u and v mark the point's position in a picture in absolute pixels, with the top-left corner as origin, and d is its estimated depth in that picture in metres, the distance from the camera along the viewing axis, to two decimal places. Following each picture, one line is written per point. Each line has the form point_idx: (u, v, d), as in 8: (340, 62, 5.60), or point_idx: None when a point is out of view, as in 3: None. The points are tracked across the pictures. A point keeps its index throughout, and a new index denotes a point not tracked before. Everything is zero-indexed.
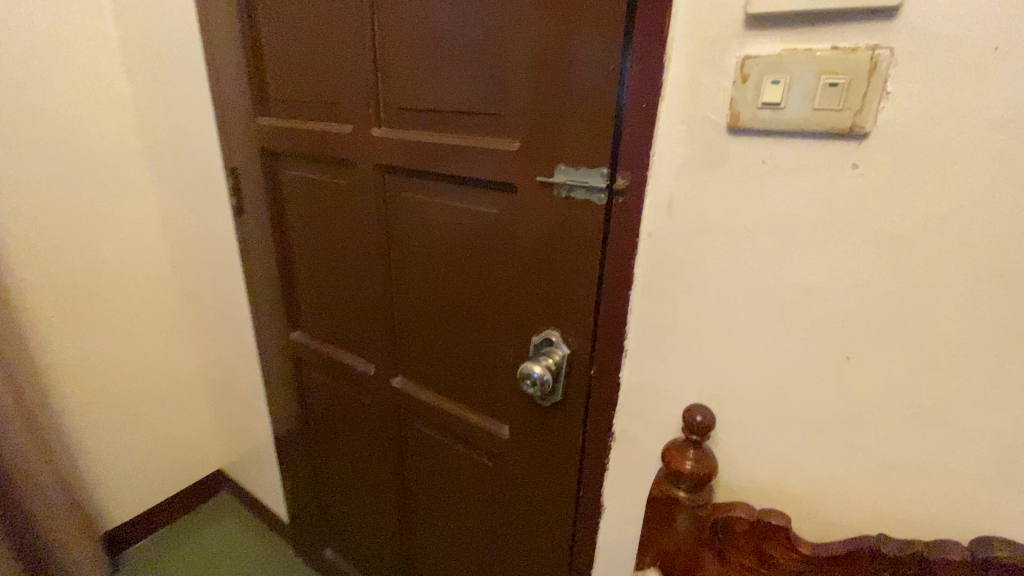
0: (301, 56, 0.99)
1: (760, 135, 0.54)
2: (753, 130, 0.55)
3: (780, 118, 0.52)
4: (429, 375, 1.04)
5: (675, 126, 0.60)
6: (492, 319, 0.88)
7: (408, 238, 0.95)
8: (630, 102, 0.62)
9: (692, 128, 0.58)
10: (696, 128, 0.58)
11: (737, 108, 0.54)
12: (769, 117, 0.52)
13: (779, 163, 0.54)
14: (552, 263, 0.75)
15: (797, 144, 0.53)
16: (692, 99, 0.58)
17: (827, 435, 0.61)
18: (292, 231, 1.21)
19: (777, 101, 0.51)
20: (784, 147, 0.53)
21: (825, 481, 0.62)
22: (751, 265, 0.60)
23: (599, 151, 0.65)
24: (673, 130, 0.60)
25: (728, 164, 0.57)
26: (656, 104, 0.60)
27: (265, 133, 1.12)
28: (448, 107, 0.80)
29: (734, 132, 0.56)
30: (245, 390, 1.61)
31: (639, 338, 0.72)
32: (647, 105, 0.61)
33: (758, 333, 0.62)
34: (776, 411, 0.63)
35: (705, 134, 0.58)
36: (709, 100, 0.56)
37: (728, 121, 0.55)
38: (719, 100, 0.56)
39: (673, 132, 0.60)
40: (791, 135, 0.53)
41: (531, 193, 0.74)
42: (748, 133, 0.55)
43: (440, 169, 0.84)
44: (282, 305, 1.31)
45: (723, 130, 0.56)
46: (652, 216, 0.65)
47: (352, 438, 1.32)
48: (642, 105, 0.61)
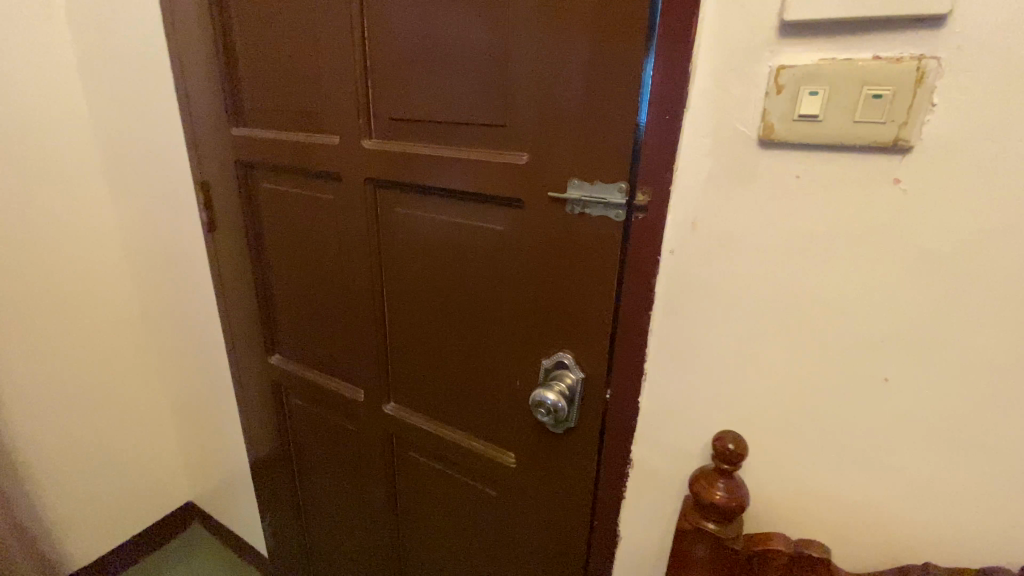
0: (280, 63, 0.92)
1: (794, 148, 0.52)
2: (787, 143, 0.52)
3: (818, 132, 0.49)
4: (425, 400, 0.98)
5: (700, 140, 0.57)
6: (495, 342, 0.83)
7: (401, 256, 0.89)
8: (652, 114, 0.58)
9: (720, 141, 0.55)
10: (725, 142, 0.55)
11: (770, 120, 0.51)
12: (805, 130, 0.50)
13: (814, 178, 0.52)
14: (563, 282, 0.71)
15: (834, 158, 0.50)
16: (719, 111, 0.55)
17: (863, 461, 0.58)
18: (270, 248, 1.12)
19: (815, 113, 0.49)
20: (820, 162, 0.51)
21: (859, 507, 0.60)
22: (782, 285, 0.57)
23: (616, 166, 0.61)
24: (698, 143, 0.57)
25: (758, 180, 0.54)
26: (680, 116, 0.57)
27: (239, 145, 1.04)
28: (447, 118, 0.75)
29: (765, 145, 0.53)
30: (218, 417, 1.50)
31: (659, 361, 0.68)
32: (671, 117, 0.57)
33: (789, 356, 0.59)
34: (808, 437, 0.60)
35: (733, 148, 0.55)
36: (738, 112, 0.54)
37: (760, 133, 0.52)
38: (749, 112, 0.53)
39: (698, 145, 0.57)
40: (828, 149, 0.50)
41: (540, 209, 0.69)
42: (781, 146, 0.52)
43: (438, 183, 0.78)
44: (259, 328, 1.22)
45: (754, 144, 0.54)
46: (674, 233, 0.61)
47: (339, 466, 1.24)
48: (664, 117, 0.57)
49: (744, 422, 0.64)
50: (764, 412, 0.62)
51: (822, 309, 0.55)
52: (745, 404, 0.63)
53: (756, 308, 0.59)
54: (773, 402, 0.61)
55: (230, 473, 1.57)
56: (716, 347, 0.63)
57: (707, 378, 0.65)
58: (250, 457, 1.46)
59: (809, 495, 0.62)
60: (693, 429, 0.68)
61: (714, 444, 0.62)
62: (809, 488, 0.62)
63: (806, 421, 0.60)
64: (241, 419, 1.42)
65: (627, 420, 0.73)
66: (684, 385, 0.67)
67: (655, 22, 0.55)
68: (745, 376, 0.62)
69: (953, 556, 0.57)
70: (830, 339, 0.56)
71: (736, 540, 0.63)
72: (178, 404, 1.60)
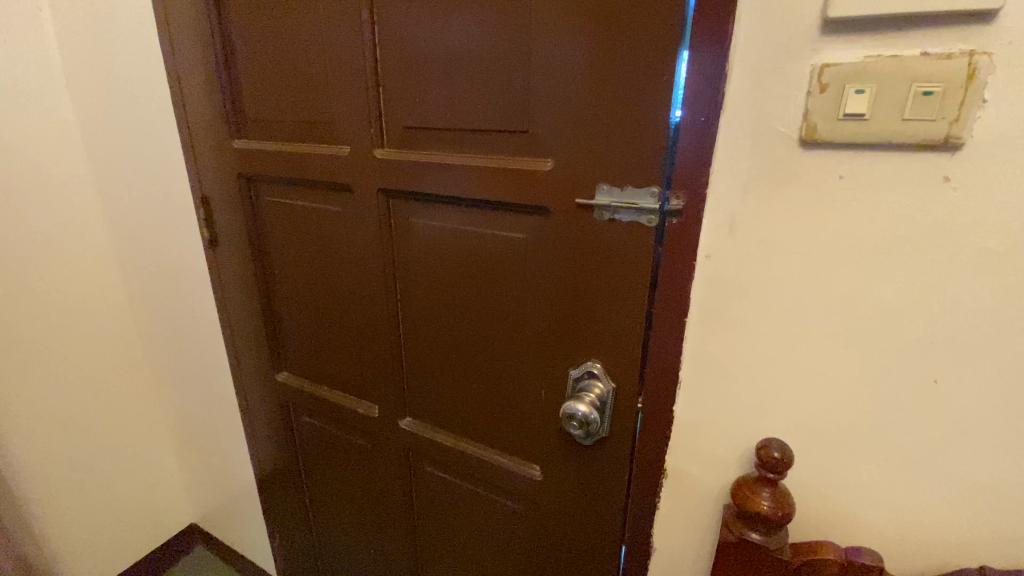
0: (284, 73, 0.90)
1: (838, 148, 0.51)
2: (830, 143, 0.51)
3: (865, 131, 0.48)
4: (443, 414, 0.96)
5: (738, 141, 0.56)
6: (518, 353, 0.81)
7: (416, 268, 0.87)
8: (685, 116, 0.57)
9: (758, 143, 0.54)
10: (764, 143, 0.54)
11: (813, 120, 0.51)
12: (851, 129, 0.49)
13: (857, 178, 0.51)
14: (592, 291, 0.69)
15: (880, 158, 0.50)
16: (757, 112, 0.54)
17: (911, 464, 0.57)
18: (275, 262, 1.10)
19: (861, 112, 0.48)
20: (866, 161, 0.50)
21: (908, 511, 0.59)
22: (824, 288, 0.56)
23: (648, 170, 0.60)
24: (736, 145, 0.56)
25: (799, 181, 0.54)
26: (716, 117, 0.56)
27: (241, 159, 1.02)
28: (465, 126, 0.73)
29: (807, 145, 0.52)
30: (222, 436, 1.45)
31: (695, 368, 0.67)
32: (706, 119, 0.56)
33: (832, 360, 0.58)
34: (855, 442, 0.59)
35: (773, 150, 0.54)
36: (778, 112, 0.53)
37: (802, 135, 0.52)
38: (790, 112, 0.52)
39: (736, 147, 0.56)
40: (874, 148, 0.50)
41: (566, 216, 0.68)
42: (825, 146, 0.51)
43: (456, 193, 0.76)
44: (265, 344, 1.19)
45: (796, 144, 0.53)
46: (710, 238, 0.60)
47: (353, 483, 1.21)
48: (700, 118, 0.56)
49: (787, 427, 0.62)
50: (807, 417, 0.61)
51: (866, 311, 0.55)
52: (786, 409, 0.62)
53: (798, 312, 0.58)
54: (817, 407, 0.60)
55: (236, 495, 1.52)
56: (755, 353, 0.62)
57: (745, 384, 0.64)
58: (257, 476, 1.42)
59: (856, 500, 0.61)
60: (732, 437, 0.67)
61: (758, 452, 0.60)
62: (857, 493, 0.61)
63: (851, 426, 0.59)
64: (247, 437, 1.38)
65: (661, 430, 0.71)
66: (722, 392, 0.66)
67: (689, 22, 0.54)
68: (786, 380, 0.61)
69: (1008, 558, 0.56)
70: (876, 342, 0.55)
71: (783, 550, 0.61)
72: (179, 426, 1.55)
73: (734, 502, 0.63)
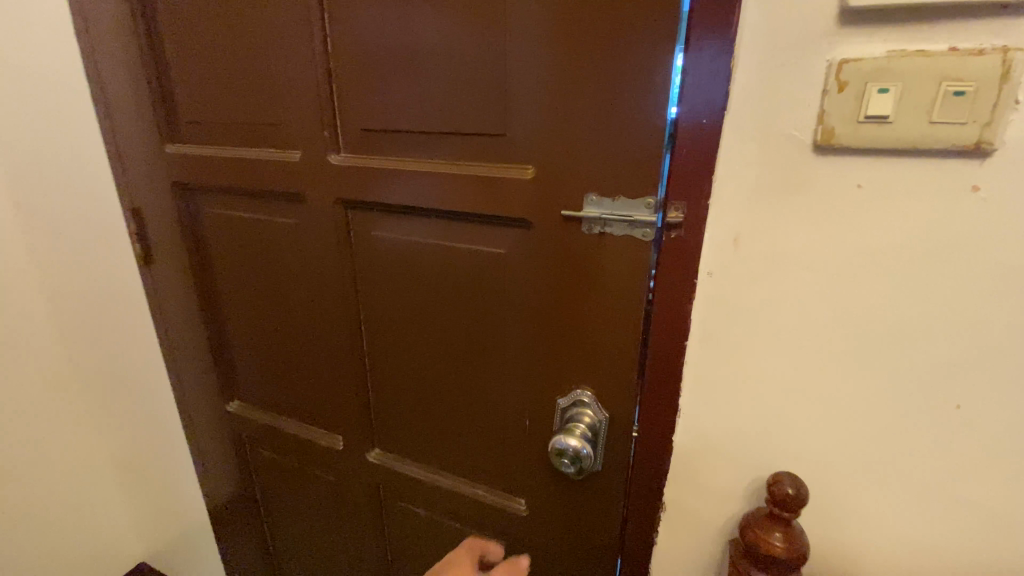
0: (224, 69, 0.79)
1: (856, 154, 0.46)
2: (848, 149, 0.46)
3: (889, 135, 0.43)
4: (416, 445, 0.87)
5: (743, 146, 0.50)
6: (498, 378, 0.73)
7: (379, 287, 0.78)
8: (682, 118, 0.51)
9: (767, 147, 0.49)
10: (774, 148, 0.48)
11: (831, 123, 0.45)
12: (872, 132, 0.44)
13: (876, 187, 0.46)
14: (579, 311, 0.63)
15: (901, 165, 0.45)
16: (765, 113, 0.48)
17: (929, 492, 0.53)
18: (221, 281, 0.98)
19: (884, 113, 0.43)
20: (886, 168, 0.45)
21: (924, 540, 0.55)
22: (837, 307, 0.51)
23: (643, 179, 0.54)
24: (741, 150, 0.50)
25: (814, 191, 0.48)
26: (718, 119, 0.50)
27: (177, 166, 0.90)
28: (432, 128, 0.64)
29: (822, 151, 0.47)
30: (171, 470, 1.30)
31: (694, 393, 0.61)
32: (707, 121, 0.50)
33: (845, 383, 0.53)
34: (869, 470, 0.55)
35: (783, 156, 0.48)
36: (788, 114, 0.47)
37: (817, 139, 0.46)
38: (802, 114, 0.47)
39: (741, 152, 0.50)
40: (895, 154, 0.45)
41: (550, 230, 0.61)
42: (840, 151, 0.46)
43: (424, 204, 0.68)
44: (212, 371, 1.07)
45: (809, 150, 0.47)
46: (712, 253, 0.54)
47: (318, 518, 1.10)
48: (699, 120, 0.50)
49: (795, 455, 0.58)
50: (819, 444, 0.56)
51: (882, 331, 0.50)
52: (795, 436, 0.57)
53: (809, 333, 0.53)
54: (827, 434, 0.56)
55: (186, 534, 1.38)
56: (762, 377, 0.57)
57: (750, 410, 0.59)
58: (211, 512, 1.29)
59: (869, 530, 0.57)
60: (735, 467, 0.62)
61: (770, 488, 0.55)
62: (870, 522, 0.57)
63: (865, 453, 0.55)
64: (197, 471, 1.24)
65: (660, 460, 0.65)
66: (726, 419, 0.60)
67: (685, 11, 0.48)
68: (796, 406, 0.56)
69: None
70: (895, 365, 0.51)
71: None
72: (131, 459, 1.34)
73: (743, 543, 0.57)
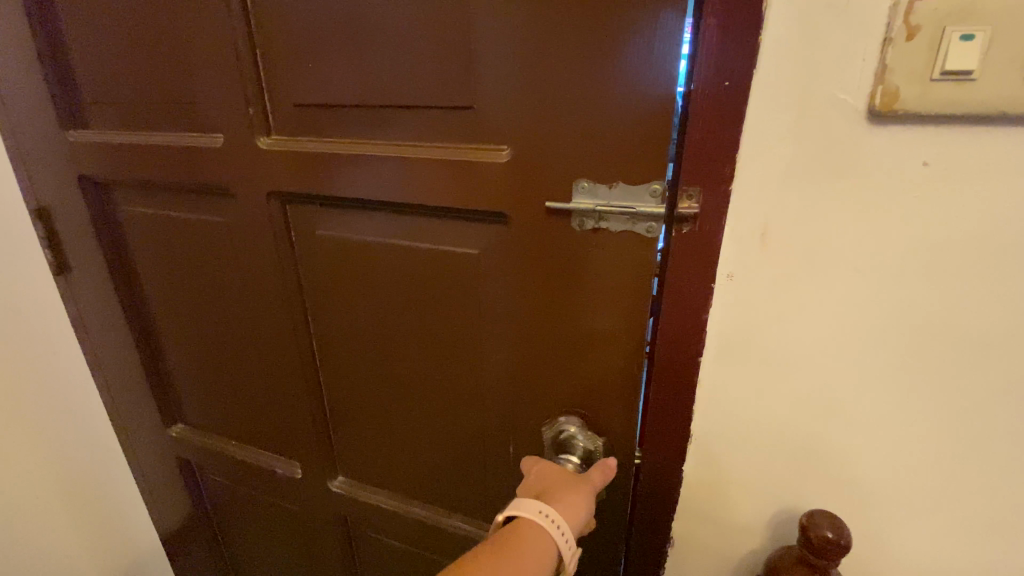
0: (127, 37, 0.65)
1: (919, 121, 0.38)
2: (911, 116, 0.38)
3: (969, 97, 0.35)
4: (383, 472, 0.76)
5: (775, 116, 0.40)
6: (476, 398, 0.63)
7: (330, 298, 0.66)
8: (698, 80, 0.41)
9: (807, 116, 0.40)
10: (817, 117, 0.40)
11: (895, 82, 0.36)
12: (947, 93, 0.36)
13: (945, 165, 0.38)
14: (569, 322, 0.53)
15: (972, 134, 0.37)
16: (806, 73, 0.39)
17: (979, 512, 0.47)
18: (149, 289, 0.84)
19: (969, 68, 0.34)
20: (957, 139, 0.37)
21: (966, 561, 0.50)
22: (883, 311, 0.43)
23: (649, 161, 0.44)
24: (773, 121, 0.41)
25: (863, 170, 0.40)
26: (744, 83, 0.40)
27: (84, 158, 0.75)
28: (383, 102, 0.52)
29: (879, 118, 0.38)
30: (125, 505, 1.09)
31: (709, 414, 0.52)
32: (730, 82, 0.41)
33: (889, 397, 0.46)
34: (911, 492, 0.48)
35: (825, 127, 0.40)
36: (834, 73, 0.38)
37: (875, 104, 0.38)
38: (852, 73, 0.38)
39: (774, 124, 0.41)
40: (971, 121, 0.37)
41: (533, 226, 0.50)
42: (902, 119, 0.38)
43: (379, 197, 0.56)
44: (149, 392, 0.93)
45: (861, 119, 0.39)
46: (733, 250, 0.45)
47: (281, 547, 0.99)
48: (720, 83, 0.41)
49: (826, 477, 0.50)
50: (855, 465, 0.49)
51: (940, 342, 0.43)
52: (830, 456, 0.49)
53: (851, 344, 0.45)
54: (864, 454, 0.48)
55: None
56: (791, 394, 0.48)
57: (778, 429, 0.50)
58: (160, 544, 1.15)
59: (904, 553, 0.51)
60: (756, 496, 0.54)
61: (804, 531, 0.47)
62: (908, 545, 0.50)
63: (909, 472, 0.48)
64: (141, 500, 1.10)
65: (667, 491, 0.56)
66: (747, 441, 0.52)
67: None
68: (831, 424, 0.48)
69: None
70: (954, 380, 0.43)
71: None
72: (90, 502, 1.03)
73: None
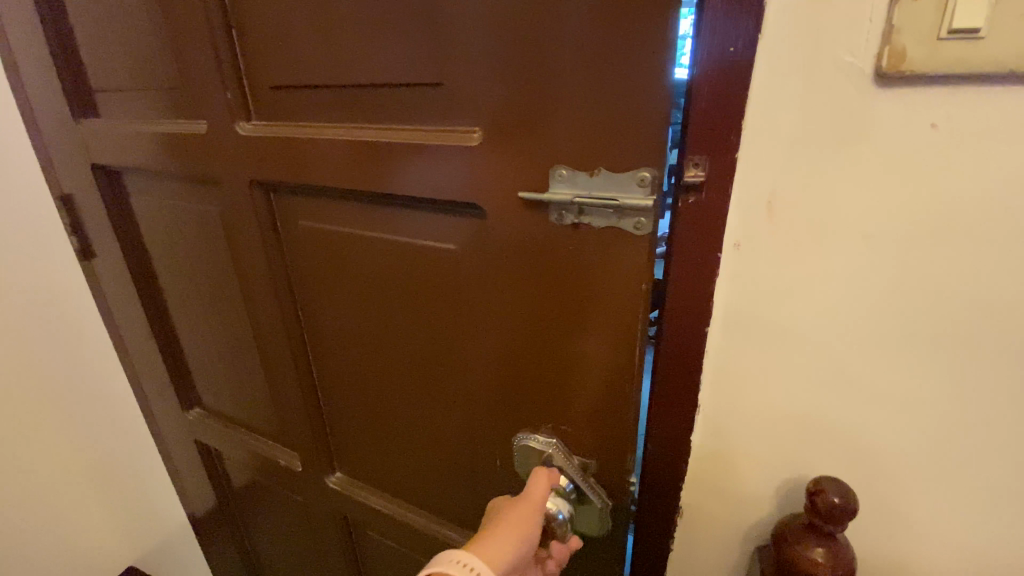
0: (121, 24, 0.64)
1: (933, 85, 0.33)
2: (923, 79, 0.33)
3: (977, 57, 0.31)
4: (377, 472, 0.74)
5: (783, 78, 0.36)
6: (464, 405, 0.58)
7: (318, 291, 0.63)
8: (702, 46, 0.36)
9: (815, 81, 0.35)
10: (823, 83, 0.35)
11: (903, 43, 0.32)
12: (956, 55, 0.31)
13: (957, 127, 0.33)
14: (557, 326, 0.47)
15: (993, 99, 0.32)
16: (815, 31, 0.34)
17: (1016, 520, 0.42)
18: (162, 278, 0.85)
19: (978, 27, 0.30)
20: (973, 99, 0.33)
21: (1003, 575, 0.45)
22: (899, 285, 0.38)
23: (639, 145, 0.38)
24: (782, 85, 0.36)
25: (879, 136, 0.35)
26: (748, 41, 0.36)
27: (96, 147, 0.76)
28: (356, 80, 0.48)
29: (889, 82, 0.34)
30: (154, 485, 1.13)
31: (714, 408, 0.48)
32: (733, 46, 0.36)
33: (914, 386, 0.41)
34: (937, 494, 0.44)
35: (836, 92, 0.35)
36: (843, 30, 0.34)
37: (882, 67, 0.33)
38: (860, 31, 0.33)
39: (782, 89, 0.36)
40: (979, 83, 0.32)
41: (515, 221, 0.45)
42: (912, 83, 0.33)
43: (356, 185, 0.52)
44: (168, 377, 0.96)
45: (869, 84, 0.34)
46: (740, 224, 0.40)
47: (292, 535, 0.99)
48: (725, 43, 0.36)
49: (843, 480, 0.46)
50: (875, 464, 0.44)
51: (970, 321, 0.38)
52: (843, 455, 0.45)
53: (869, 327, 0.40)
54: (883, 453, 0.43)
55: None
56: (800, 380, 0.44)
57: (785, 420, 0.45)
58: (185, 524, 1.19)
59: (931, 563, 0.46)
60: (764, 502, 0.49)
61: (810, 498, 0.43)
62: (933, 555, 0.46)
63: (932, 475, 0.43)
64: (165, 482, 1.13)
65: (668, 495, 0.52)
66: (750, 439, 0.47)
67: None
68: (844, 413, 0.43)
69: None
70: (986, 363, 0.38)
71: None
72: (121, 480, 1.08)
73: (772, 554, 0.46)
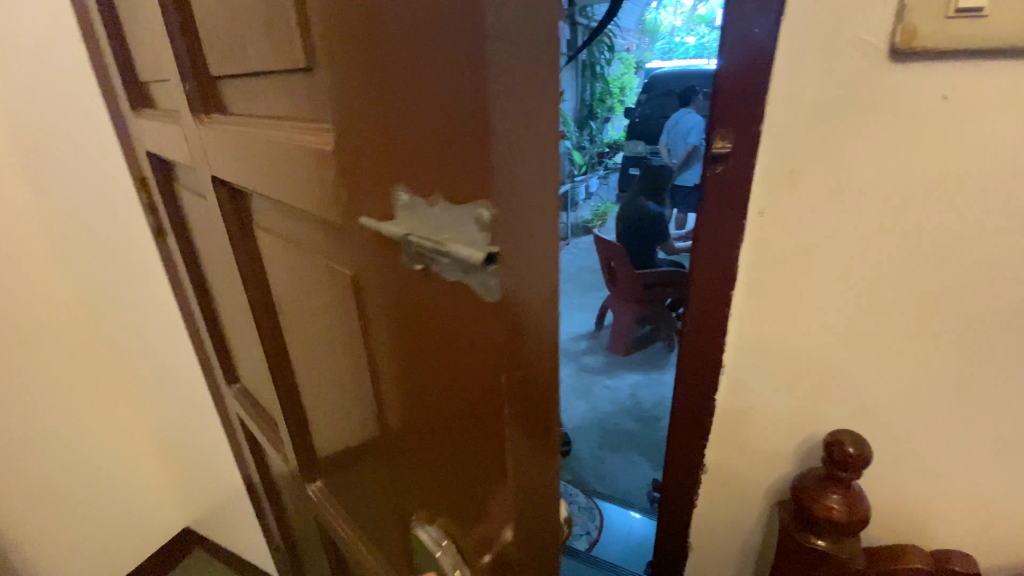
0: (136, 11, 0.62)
1: (939, 59, 0.38)
2: (933, 54, 0.38)
3: (984, 31, 0.35)
4: (343, 494, 0.67)
5: (802, 56, 0.42)
6: (391, 458, 0.46)
7: (281, 293, 0.57)
8: (729, 32, 0.42)
9: (832, 57, 0.41)
10: (837, 57, 0.40)
11: (913, 21, 0.37)
12: (964, 31, 0.36)
13: (966, 95, 0.38)
14: (447, 401, 0.33)
15: (997, 73, 0.36)
16: (834, 13, 0.39)
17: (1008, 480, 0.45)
18: (201, 263, 0.87)
19: (983, 4, 0.35)
20: (978, 71, 0.37)
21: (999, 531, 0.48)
22: (904, 242, 0.43)
23: (490, 165, 0.23)
24: (801, 63, 0.42)
25: (895, 104, 0.40)
26: (771, 28, 0.42)
27: (146, 135, 0.79)
28: (257, 67, 0.40)
29: (901, 57, 0.39)
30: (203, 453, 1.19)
31: (739, 355, 0.53)
32: (756, 29, 0.42)
33: (916, 338, 0.45)
34: (948, 450, 0.48)
35: (852, 65, 0.40)
36: (859, 13, 0.39)
37: (896, 42, 0.38)
38: (873, 12, 0.38)
39: (801, 66, 0.42)
40: (988, 57, 0.36)
41: (385, 255, 0.31)
42: (921, 57, 0.38)
43: (268, 189, 0.44)
44: (211, 355, 1.00)
45: (884, 59, 0.39)
46: (764, 190, 0.46)
47: (299, 524, 0.98)
48: (750, 27, 0.42)
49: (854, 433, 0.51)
50: (881, 413, 0.49)
51: (976, 278, 0.42)
52: (854, 409, 0.50)
53: (879, 281, 0.45)
54: (887, 397, 0.48)
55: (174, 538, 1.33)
56: (817, 331, 0.49)
57: (803, 364, 0.51)
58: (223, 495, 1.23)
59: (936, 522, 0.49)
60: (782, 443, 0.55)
61: (828, 446, 0.48)
62: (946, 508, 0.51)
63: (940, 425, 0.47)
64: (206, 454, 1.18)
65: (695, 439, 0.59)
66: (768, 386, 0.53)
67: None
68: (855, 362, 0.48)
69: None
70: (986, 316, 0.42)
71: (855, 559, 0.50)
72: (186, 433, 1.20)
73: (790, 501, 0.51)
